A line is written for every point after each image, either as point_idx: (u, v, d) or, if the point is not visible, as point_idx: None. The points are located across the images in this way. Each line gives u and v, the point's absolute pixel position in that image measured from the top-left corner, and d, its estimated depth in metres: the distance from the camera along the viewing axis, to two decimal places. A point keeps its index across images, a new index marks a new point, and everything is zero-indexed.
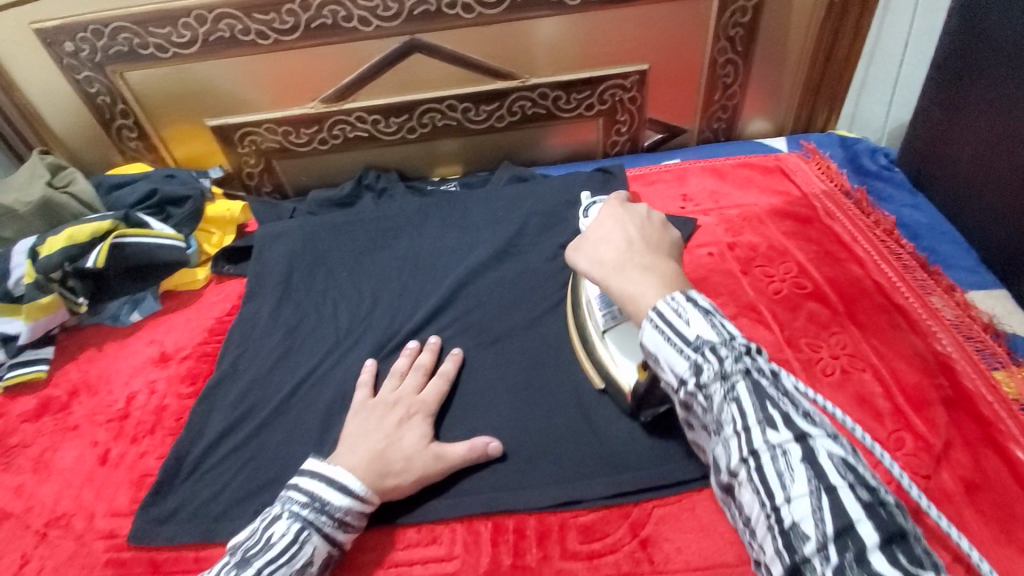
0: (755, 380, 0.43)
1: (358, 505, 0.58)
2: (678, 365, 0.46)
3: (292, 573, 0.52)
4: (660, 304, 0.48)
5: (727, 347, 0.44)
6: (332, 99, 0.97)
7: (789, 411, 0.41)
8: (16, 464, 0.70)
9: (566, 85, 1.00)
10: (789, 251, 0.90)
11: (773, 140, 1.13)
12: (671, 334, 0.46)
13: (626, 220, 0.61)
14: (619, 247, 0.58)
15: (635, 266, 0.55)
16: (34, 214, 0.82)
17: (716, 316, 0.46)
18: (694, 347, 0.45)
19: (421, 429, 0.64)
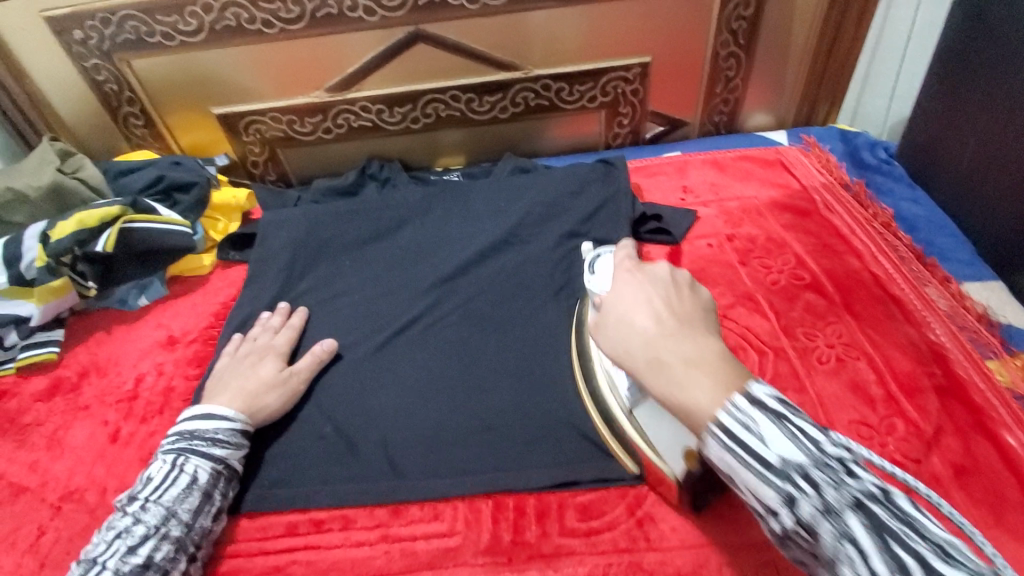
0: (861, 506, 0.38)
1: (227, 423, 0.64)
2: (764, 493, 0.41)
3: (175, 490, 0.58)
4: (723, 416, 0.42)
5: (819, 471, 0.40)
6: (337, 89, 0.98)
7: (915, 549, 0.36)
8: (30, 442, 0.72)
9: (568, 76, 1.01)
10: (787, 243, 0.91)
11: (773, 133, 1.14)
12: (748, 457, 0.41)
13: (649, 291, 0.52)
14: (652, 331, 0.48)
15: (680, 365, 0.46)
16: (44, 198, 0.84)
17: (792, 423, 0.41)
18: (780, 472, 0.40)
19: (275, 363, 0.72)
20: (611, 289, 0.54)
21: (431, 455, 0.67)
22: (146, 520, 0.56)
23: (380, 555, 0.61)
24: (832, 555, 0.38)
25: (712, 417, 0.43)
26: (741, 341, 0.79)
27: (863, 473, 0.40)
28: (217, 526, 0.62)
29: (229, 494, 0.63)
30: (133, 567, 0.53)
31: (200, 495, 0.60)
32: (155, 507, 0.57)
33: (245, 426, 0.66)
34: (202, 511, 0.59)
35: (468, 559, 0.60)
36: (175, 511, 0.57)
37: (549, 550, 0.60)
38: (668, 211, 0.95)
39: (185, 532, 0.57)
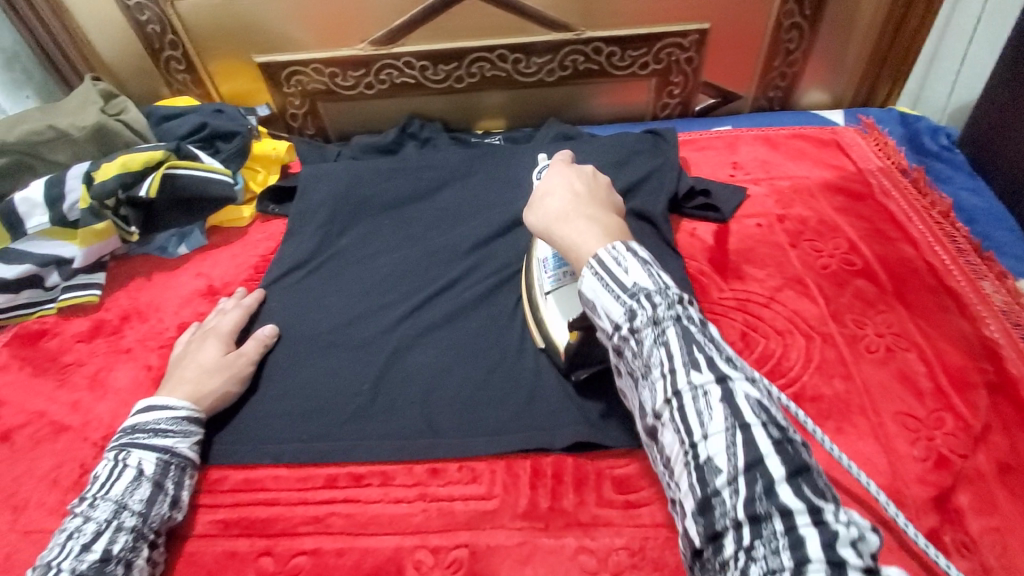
0: (684, 325, 0.44)
1: (172, 412, 0.63)
2: (614, 311, 0.47)
3: (122, 485, 0.57)
4: (602, 253, 0.49)
5: (662, 296, 0.46)
6: (382, 42, 0.95)
7: (713, 355, 0.43)
8: (72, 381, 0.73)
9: (621, 40, 0.97)
10: (840, 227, 0.88)
11: (829, 112, 1.09)
12: (609, 281, 0.47)
13: (570, 177, 0.59)
14: (566, 201, 0.56)
15: (582, 220, 0.54)
16: (87, 138, 0.83)
17: (653, 266, 0.48)
18: (630, 293, 0.46)
19: (221, 345, 0.70)
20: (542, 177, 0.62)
21: (469, 417, 0.67)
22: (96, 517, 0.55)
23: (418, 513, 0.62)
24: (649, 358, 0.44)
25: (594, 253, 0.50)
26: (787, 324, 0.76)
27: (693, 308, 0.46)
28: (179, 514, 0.60)
29: (185, 482, 0.62)
30: (92, 562, 0.52)
31: (150, 485, 0.58)
32: (105, 503, 0.56)
33: (191, 412, 0.64)
34: (157, 500, 0.58)
35: (505, 522, 0.60)
36: (126, 504, 0.56)
37: (586, 519, 0.60)
38: (717, 186, 0.92)
39: (141, 521, 0.56)
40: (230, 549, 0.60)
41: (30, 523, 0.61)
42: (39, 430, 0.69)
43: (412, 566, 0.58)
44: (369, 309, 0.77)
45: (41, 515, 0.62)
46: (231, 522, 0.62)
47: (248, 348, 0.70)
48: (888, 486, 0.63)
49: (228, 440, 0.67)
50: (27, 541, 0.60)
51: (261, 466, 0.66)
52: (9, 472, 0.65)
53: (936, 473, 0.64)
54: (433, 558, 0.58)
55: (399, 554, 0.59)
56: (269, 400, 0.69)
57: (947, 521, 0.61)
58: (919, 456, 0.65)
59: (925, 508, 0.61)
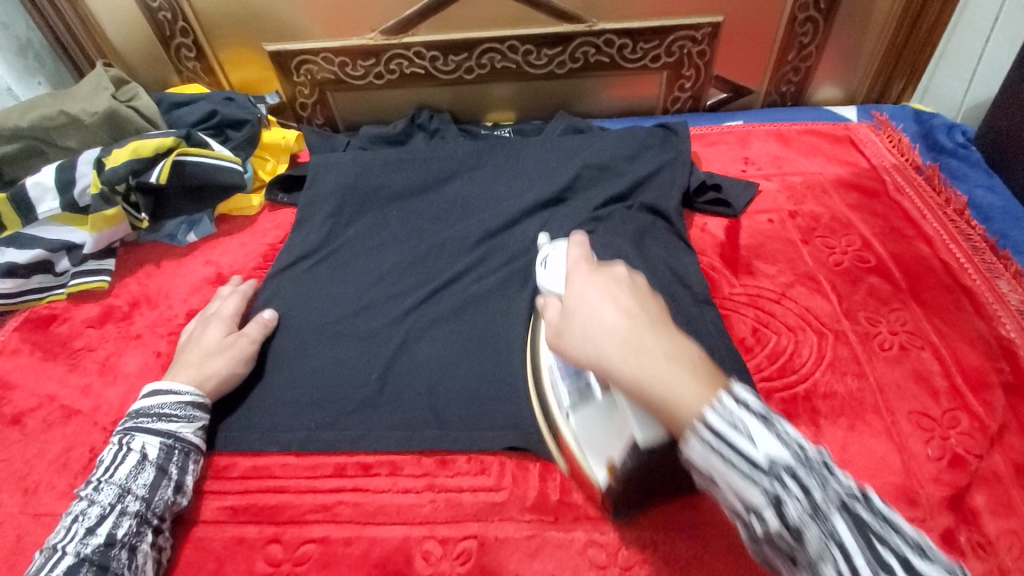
0: (846, 508, 0.35)
1: (175, 397, 0.63)
2: (749, 495, 0.36)
3: (125, 469, 0.58)
4: (709, 413, 0.37)
5: (806, 471, 0.36)
6: (392, 31, 0.94)
7: (900, 547, 0.34)
8: (82, 366, 0.73)
9: (633, 32, 0.96)
10: (853, 224, 0.87)
11: (842, 108, 1.08)
12: (733, 456, 0.36)
13: (612, 289, 0.45)
14: (620, 326, 0.43)
15: (657, 356, 0.40)
16: (98, 124, 0.83)
17: (773, 418, 0.37)
18: (768, 472, 0.36)
19: (223, 327, 0.71)
20: (568, 284, 0.48)
21: (477, 409, 0.67)
22: (101, 501, 0.56)
23: (426, 503, 0.61)
24: (818, 562, 0.34)
25: (696, 413, 0.38)
26: (799, 320, 0.76)
27: (841, 474, 0.37)
28: (183, 500, 0.60)
29: (189, 467, 0.61)
30: (95, 546, 0.53)
31: (153, 469, 0.59)
32: (109, 487, 0.56)
33: (196, 397, 0.64)
34: (160, 485, 0.58)
35: (514, 514, 0.60)
36: (129, 487, 0.57)
37: (595, 513, 0.60)
38: (729, 182, 0.91)
39: (144, 506, 0.56)
40: (239, 536, 0.60)
41: (41, 507, 0.62)
42: (49, 414, 0.69)
43: (421, 556, 0.58)
44: (378, 300, 0.77)
45: (52, 499, 0.62)
46: (240, 508, 0.62)
47: (250, 330, 0.71)
48: (902, 485, 0.62)
49: (237, 427, 0.67)
50: (37, 524, 0.60)
51: (270, 453, 0.66)
52: (20, 455, 0.65)
53: (950, 473, 0.63)
54: (441, 549, 0.58)
55: (407, 544, 0.59)
56: (278, 388, 0.69)
57: (962, 521, 0.60)
58: (933, 455, 0.64)
59: (939, 508, 0.61)
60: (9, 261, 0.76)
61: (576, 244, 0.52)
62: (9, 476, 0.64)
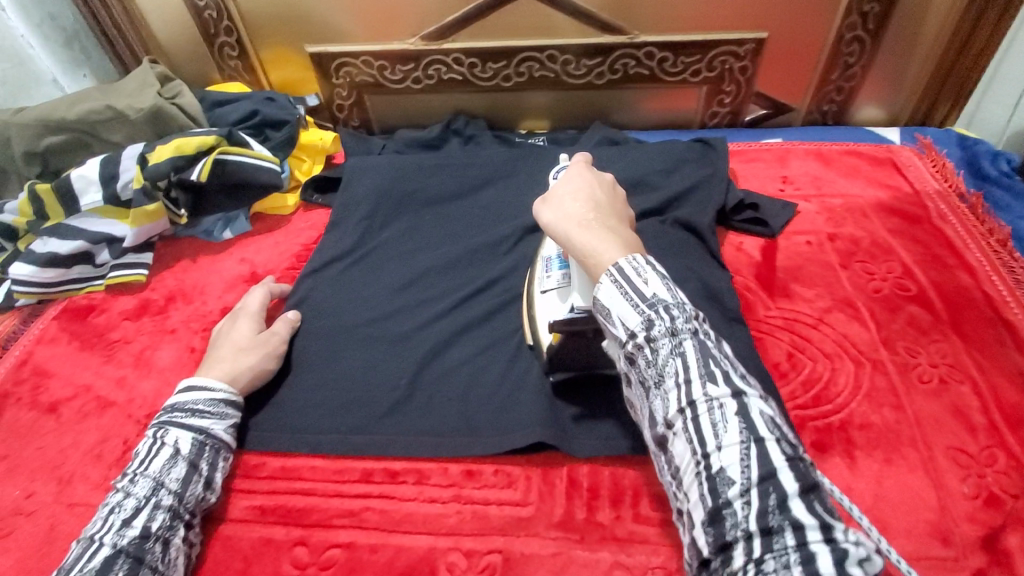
0: (699, 341, 0.46)
1: (209, 393, 0.63)
2: (631, 320, 0.48)
3: (159, 463, 0.58)
4: (623, 262, 0.50)
5: (679, 311, 0.47)
6: (432, 37, 0.95)
7: (727, 371, 0.45)
8: (118, 358, 0.74)
9: (675, 46, 0.95)
10: (893, 250, 0.85)
11: (884, 129, 1.05)
12: (628, 289, 0.48)
13: (592, 185, 0.59)
14: (585, 208, 0.56)
15: (603, 229, 0.54)
16: (143, 120, 0.84)
17: (667, 276, 0.49)
18: (648, 303, 0.48)
19: (253, 325, 0.71)
20: (562, 179, 0.61)
21: (507, 420, 0.66)
22: (136, 493, 0.55)
23: (452, 514, 0.61)
24: (664, 369, 0.46)
25: (613, 262, 0.51)
26: (836, 347, 0.74)
27: (703, 324, 0.49)
28: (212, 496, 0.61)
29: (218, 464, 0.62)
30: (132, 539, 0.53)
31: (186, 465, 0.59)
32: (143, 479, 0.56)
33: (229, 395, 0.64)
34: (192, 481, 0.59)
35: (540, 530, 0.59)
36: (163, 481, 0.57)
37: (622, 534, 0.59)
38: (765, 201, 0.89)
39: (178, 500, 0.57)
40: (266, 536, 0.61)
41: (74, 497, 0.63)
42: (85, 404, 0.70)
43: (445, 568, 0.57)
44: (408, 305, 0.77)
45: (85, 490, 0.63)
46: (267, 509, 0.62)
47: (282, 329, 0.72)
48: (937, 523, 0.60)
49: (266, 427, 0.67)
50: (70, 513, 0.61)
51: (298, 456, 0.66)
52: (56, 444, 0.67)
53: (985, 512, 0.61)
54: (466, 562, 0.58)
55: (432, 554, 0.58)
56: (307, 390, 0.69)
57: (996, 563, 0.58)
58: (968, 493, 0.62)
59: (973, 548, 0.58)
60: (52, 251, 0.78)
61: (581, 155, 0.64)
62: (47, 464, 0.65)
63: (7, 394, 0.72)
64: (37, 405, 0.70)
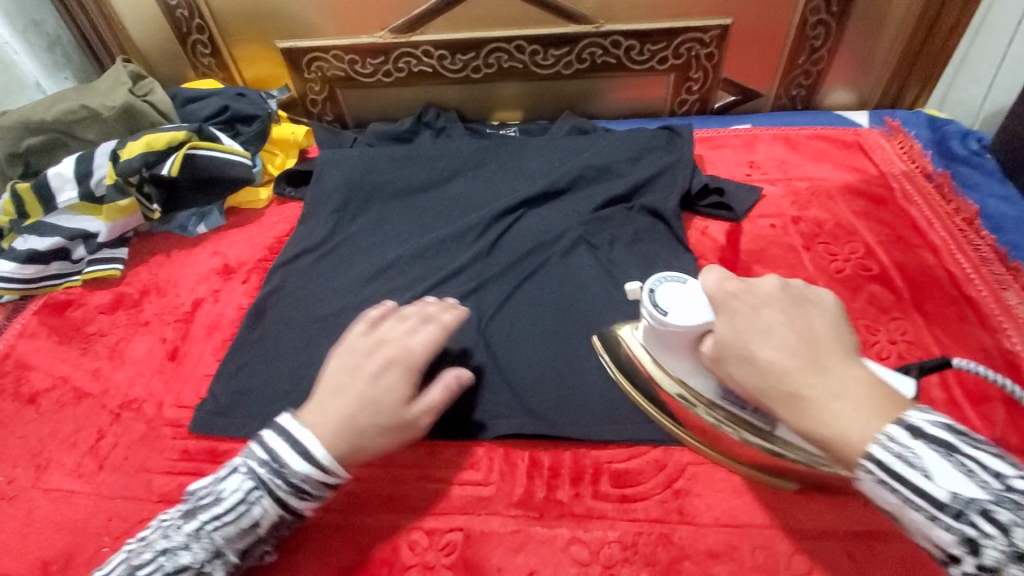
0: None
1: (323, 476, 0.55)
2: (937, 535, 0.39)
3: (235, 530, 0.52)
4: (876, 449, 0.41)
5: (1004, 510, 0.37)
6: (401, 30, 0.96)
7: None
8: (94, 350, 0.76)
9: (642, 34, 0.96)
10: (857, 231, 0.86)
11: (853, 112, 1.06)
12: (912, 495, 0.39)
13: (770, 321, 0.48)
14: (785, 365, 0.46)
15: (817, 398, 0.44)
16: (115, 118, 0.86)
17: (958, 455, 0.39)
18: (954, 513, 0.38)
19: (403, 388, 0.59)
20: (721, 322, 0.50)
21: (472, 404, 0.68)
22: (193, 550, 0.51)
23: (415, 495, 0.63)
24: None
25: (863, 451, 0.41)
26: None
27: None
28: (270, 556, 0.58)
29: (280, 534, 0.57)
30: None
31: (253, 537, 0.54)
32: (205, 541, 0.51)
33: (336, 478, 0.55)
34: (249, 551, 0.54)
35: (500, 509, 0.61)
36: (223, 552, 0.52)
37: (580, 510, 0.61)
38: (732, 186, 0.91)
39: (227, 573, 0.52)
40: None
41: (51, 482, 0.65)
42: (62, 395, 0.72)
43: (407, 546, 0.59)
44: (377, 294, 0.78)
45: (60, 476, 0.65)
46: None
47: (376, 372, 0.59)
48: None
49: (234, 416, 0.68)
50: (47, 499, 0.63)
51: None
52: (35, 433, 0.69)
53: None
54: (427, 540, 0.59)
55: (394, 533, 0.60)
56: (278, 377, 0.71)
57: None
58: None
59: None
60: (32, 248, 0.81)
61: (709, 273, 0.53)
62: (24, 452, 0.67)
63: None
64: (16, 396, 0.72)
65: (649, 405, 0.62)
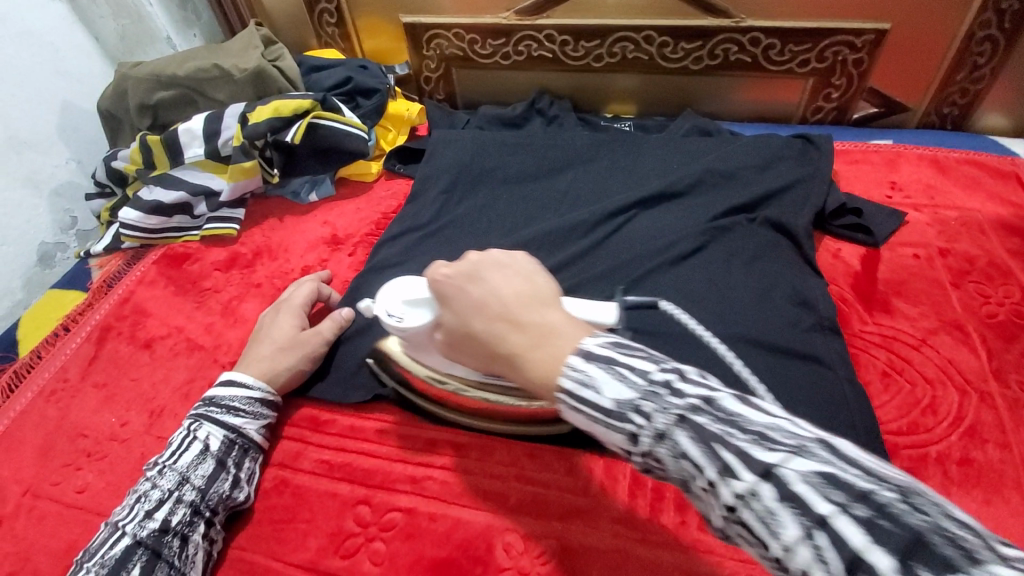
0: (688, 421, 0.34)
1: (247, 392, 0.64)
2: (611, 440, 0.37)
3: (189, 456, 0.59)
4: (560, 380, 0.38)
5: (650, 402, 0.36)
6: (527, 12, 0.93)
7: (741, 445, 0.32)
8: (208, 305, 0.79)
9: (785, 32, 0.88)
10: (1016, 273, 0.76)
11: (1010, 141, 0.93)
12: (583, 408, 0.38)
13: (474, 290, 0.45)
14: (493, 328, 0.43)
15: (522, 353, 0.41)
16: (246, 80, 0.88)
17: (617, 364, 0.37)
18: (619, 416, 0.36)
19: (297, 320, 0.70)
20: (445, 309, 0.48)
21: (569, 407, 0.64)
22: (162, 485, 0.57)
23: (511, 495, 0.61)
24: (679, 476, 0.35)
25: (554, 386, 0.39)
26: (940, 374, 0.67)
27: (687, 386, 0.36)
28: (241, 493, 0.60)
29: (245, 463, 0.62)
30: (151, 531, 0.54)
31: (213, 462, 0.59)
32: (171, 473, 0.58)
33: (265, 394, 0.65)
34: (217, 477, 0.59)
35: (600, 524, 0.58)
36: (188, 476, 0.58)
37: (686, 541, 0.56)
38: (870, 207, 0.83)
39: (200, 496, 0.57)
40: (332, 490, 0.63)
41: (162, 430, 0.67)
42: (177, 344, 0.75)
43: (501, 547, 0.57)
44: None
45: (171, 424, 0.68)
46: (335, 465, 0.65)
47: (277, 318, 0.71)
48: None
49: (336, 384, 0.70)
50: (157, 445, 0.66)
51: (367, 417, 0.68)
52: (150, 378, 0.72)
53: None
54: (522, 545, 0.57)
55: (489, 532, 0.58)
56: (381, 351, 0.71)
57: None
58: None
59: None
60: (156, 199, 0.84)
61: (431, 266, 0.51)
62: (140, 397, 0.70)
63: (109, 328, 0.78)
64: (135, 340, 0.76)
65: (409, 394, 0.67)
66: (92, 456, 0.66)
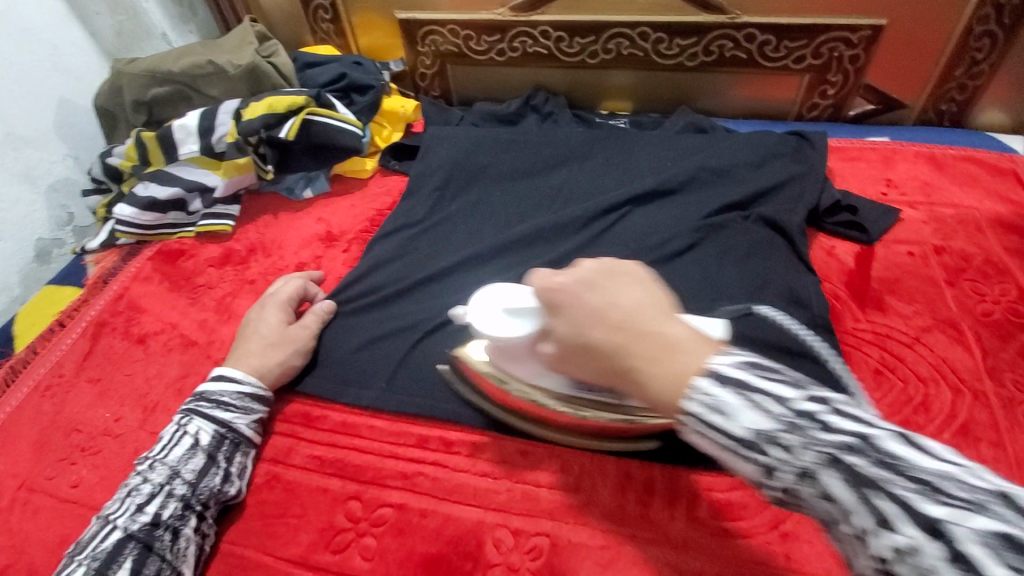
0: (841, 463, 0.32)
1: (236, 387, 0.64)
2: (742, 468, 0.36)
3: (180, 451, 0.60)
4: (682, 403, 0.37)
5: (791, 434, 0.34)
6: (522, 8, 0.92)
7: (905, 496, 0.30)
8: (201, 301, 0.79)
9: (781, 28, 0.88)
10: (1011, 271, 0.75)
11: (1009, 137, 0.92)
12: (712, 435, 0.36)
13: (587, 298, 0.42)
14: (608, 337, 0.41)
15: (643, 367, 0.39)
16: (241, 77, 0.88)
17: (750, 390, 0.35)
18: (749, 445, 0.35)
19: (284, 315, 0.71)
20: (555, 318, 0.45)
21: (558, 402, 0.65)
22: (153, 480, 0.57)
23: (502, 491, 0.61)
24: (823, 515, 0.34)
25: (676, 407, 0.38)
26: (933, 372, 0.67)
27: (841, 423, 0.34)
28: (230, 488, 0.60)
29: (236, 458, 0.62)
30: (142, 524, 0.54)
31: (204, 456, 0.60)
32: (162, 467, 0.58)
33: (256, 389, 0.65)
34: (207, 472, 0.59)
35: (591, 520, 0.59)
36: (178, 471, 0.58)
37: (675, 537, 0.57)
38: (865, 205, 0.83)
39: (190, 490, 0.57)
40: (324, 486, 0.63)
41: (156, 426, 0.68)
42: (171, 339, 0.75)
43: (492, 543, 0.58)
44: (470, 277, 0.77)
45: (165, 420, 0.68)
46: (326, 460, 0.65)
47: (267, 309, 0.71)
48: None
49: (327, 380, 0.70)
50: (150, 440, 0.66)
51: (359, 413, 0.69)
52: (143, 373, 0.72)
53: None
54: (513, 540, 0.58)
55: (479, 528, 0.59)
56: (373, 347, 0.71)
57: None
58: None
59: None
60: (151, 195, 0.85)
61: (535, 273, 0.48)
62: (134, 393, 0.71)
63: (104, 323, 0.78)
64: (129, 335, 0.77)
65: (494, 409, 0.65)
66: (85, 451, 0.66)
